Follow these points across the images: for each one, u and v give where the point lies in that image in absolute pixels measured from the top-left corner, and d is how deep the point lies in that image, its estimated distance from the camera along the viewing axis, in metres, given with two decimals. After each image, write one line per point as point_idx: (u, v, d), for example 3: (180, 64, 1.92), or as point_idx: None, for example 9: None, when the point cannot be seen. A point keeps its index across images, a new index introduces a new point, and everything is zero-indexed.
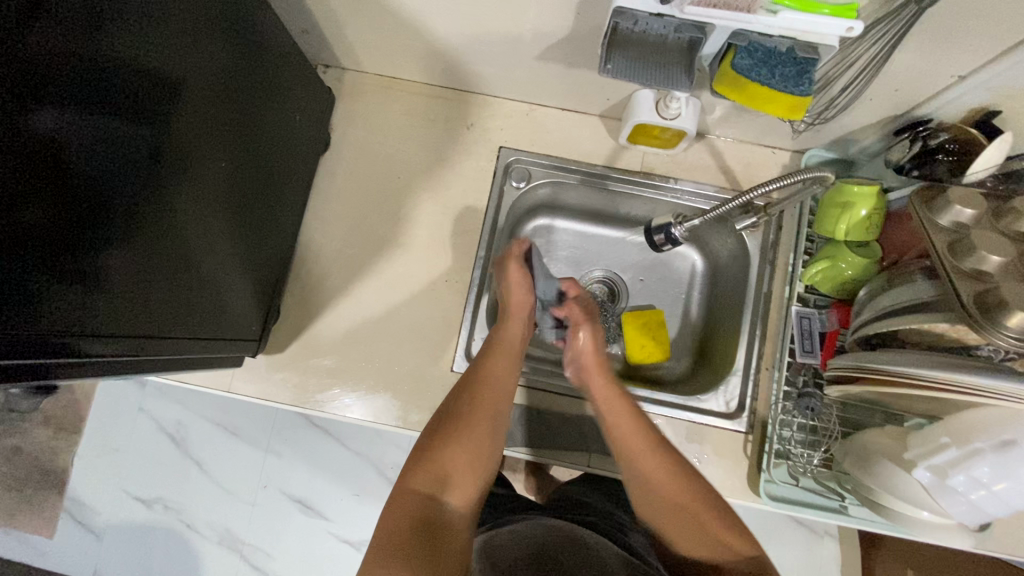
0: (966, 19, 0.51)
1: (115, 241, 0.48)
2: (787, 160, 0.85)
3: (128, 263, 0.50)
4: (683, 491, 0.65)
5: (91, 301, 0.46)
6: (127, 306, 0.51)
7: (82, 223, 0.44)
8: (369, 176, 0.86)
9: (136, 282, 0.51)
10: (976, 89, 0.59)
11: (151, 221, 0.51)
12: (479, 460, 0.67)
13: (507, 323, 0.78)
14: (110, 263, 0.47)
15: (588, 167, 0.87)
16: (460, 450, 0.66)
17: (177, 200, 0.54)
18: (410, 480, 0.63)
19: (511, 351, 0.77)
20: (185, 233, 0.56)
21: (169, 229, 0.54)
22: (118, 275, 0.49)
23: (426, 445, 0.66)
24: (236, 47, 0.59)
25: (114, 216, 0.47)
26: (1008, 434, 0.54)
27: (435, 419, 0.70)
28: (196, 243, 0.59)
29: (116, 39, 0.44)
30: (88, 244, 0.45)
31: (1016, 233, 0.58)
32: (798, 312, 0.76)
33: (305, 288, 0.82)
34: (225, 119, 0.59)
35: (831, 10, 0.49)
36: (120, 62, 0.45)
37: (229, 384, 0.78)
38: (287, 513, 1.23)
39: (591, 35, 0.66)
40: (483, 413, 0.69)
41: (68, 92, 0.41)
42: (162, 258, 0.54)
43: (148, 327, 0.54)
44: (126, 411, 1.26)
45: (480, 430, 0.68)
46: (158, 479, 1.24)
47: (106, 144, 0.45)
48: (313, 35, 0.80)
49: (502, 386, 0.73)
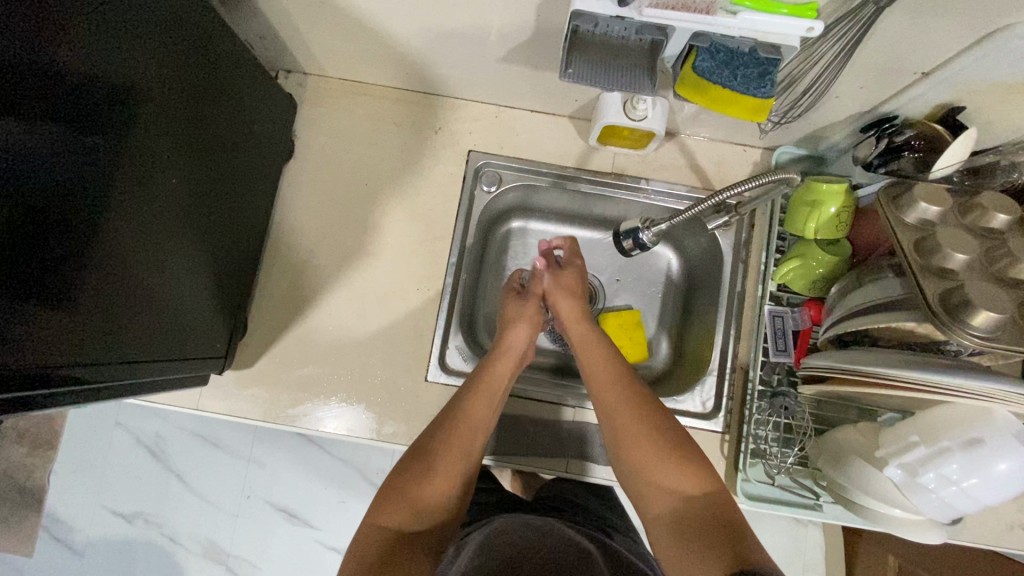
0: (925, 17, 0.51)
1: (79, 258, 0.46)
2: (757, 158, 0.85)
3: (96, 284, 0.49)
4: (670, 471, 0.64)
5: (50, 324, 0.45)
6: (88, 327, 0.49)
7: (42, 238, 0.42)
8: (336, 184, 0.84)
9: (105, 303, 0.50)
10: (939, 86, 0.59)
11: (115, 238, 0.50)
12: (457, 474, 0.67)
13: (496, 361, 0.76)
14: (75, 285, 0.47)
15: (559, 169, 0.86)
16: (442, 473, 0.66)
17: (137, 212, 0.52)
18: (386, 505, 0.62)
19: (494, 394, 0.73)
20: (147, 246, 0.55)
21: (131, 244, 0.52)
22: (84, 298, 0.48)
23: (401, 469, 0.66)
24: (195, 52, 0.57)
25: (76, 228, 0.45)
26: (974, 433, 0.55)
27: (416, 443, 0.69)
28: (158, 255, 0.57)
29: (66, 49, 0.42)
30: (53, 265, 0.44)
31: (981, 230, 0.60)
32: (772, 310, 0.76)
33: (276, 300, 0.80)
34: (185, 127, 0.57)
35: (789, 10, 0.48)
36: (76, 72, 0.43)
37: (197, 402, 0.76)
38: (272, 523, 1.21)
39: (555, 35, 0.65)
40: (461, 437, 0.68)
41: (15, 102, 0.39)
42: (123, 274, 0.52)
43: (116, 347, 0.53)
44: (102, 426, 1.23)
45: (457, 451, 0.67)
46: (137, 493, 1.22)
47: (64, 155, 0.43)
48: (271, 41, 0.77)
49: (488, 406, 0.72)
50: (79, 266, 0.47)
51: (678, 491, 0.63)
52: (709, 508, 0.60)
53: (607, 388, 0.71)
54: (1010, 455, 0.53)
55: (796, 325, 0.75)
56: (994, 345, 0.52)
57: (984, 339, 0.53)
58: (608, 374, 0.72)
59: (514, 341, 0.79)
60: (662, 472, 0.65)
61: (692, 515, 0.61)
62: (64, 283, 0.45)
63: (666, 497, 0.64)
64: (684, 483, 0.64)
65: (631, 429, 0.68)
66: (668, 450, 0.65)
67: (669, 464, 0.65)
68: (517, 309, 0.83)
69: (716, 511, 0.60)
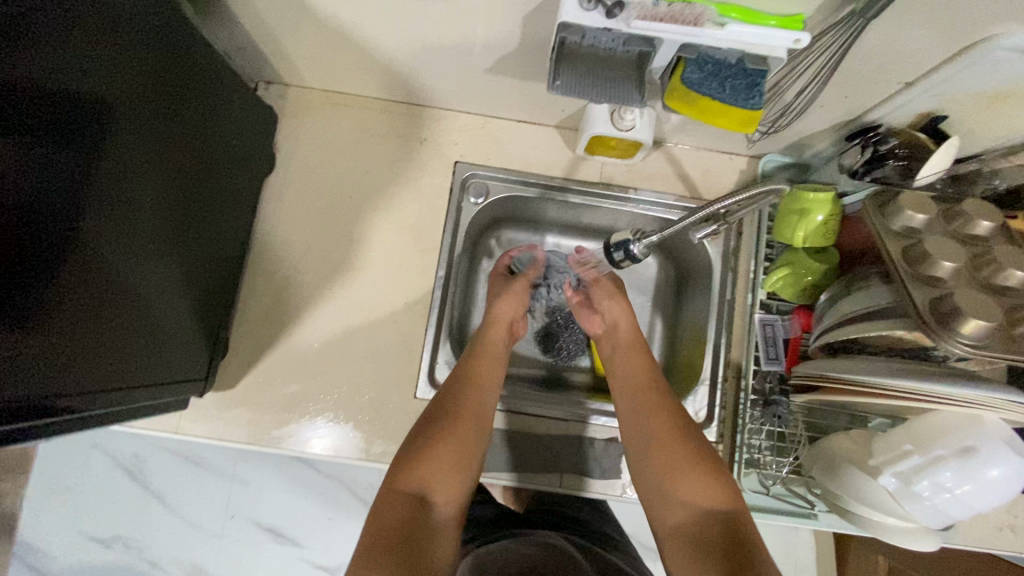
0: (909, 29, 0.51)
1: (53, 277, 0.44)
2: (744, 166, 0.85)
3: (66, 304, 0.46)
4: (691, 472, 0.62)
5: (29, 351, 0.43)
6: (64, 353, 0.47)
7: (21, 260, 0.41)
8: (320, 197, 0.82)
9: (75, 324, 0.48)
10: (923, 95, 0.59)
11: (90, 258, 0.48)
12: (464, 459, 0.63)
13: (490, 330, 0.78)
14: (44, 303, 0.44)
15: (547, 180, 0.86)
16: (447, 449, 0.63)
17: (113, 230, 0.50)
18: (399, 480, 0.59)
19: (496, 360, 0.75)
20: (124, 265, 0.52)
21: (107, 266, 0.50)
22: (58, 318, 0.45)
23: (410, 449, 0.62)
24: (171, 64, 0.55)
25: (47, 245, 0.43)
26: (967, 441, 0.55)
27: (421, 419, 0.67)
28: (137, 273, 0.55)
29: (39, 59, 0.41)
30: (25, 287, 0.41)
31: (965, 237, 0.60)
32: (762, 319, 0.76)
33: (258, 318, 0.78)
34: (161, 140, 0.55)
35: (778, 21, 0.50)
36: (47, 86, 0.41)
37: (176, 426, 0.73)
38: (257, 543, 1.18)
39: (542, 46, 0.64)
40: (468, 419, 0.67)
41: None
42: (100, 297, 0.50)
43: (91, 370, 0.51)
44: (78, 448, 1.18)
45: (466, 433, 0.65)
46: (115, 517, 1.17)
47: (36, 169, 0.41)
48: (249, 51, 0.75)
49: (489, 396, 0.71)
50: (50, 285, 0.44)
51: (698, 501, 0.60)
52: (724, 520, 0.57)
53: (627, 373, 0.73)
54: (1001, 461, 0.54)
55: (786, 333, 0.75)
56: (984, 353, 0.53)
57: (974, 347, 0.53)
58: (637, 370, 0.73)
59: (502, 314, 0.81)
60: (687, 481, 0.61)
61: (705, 525, 0.58)
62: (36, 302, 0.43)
63: (683, 506, 0.61)
64: (704, 494, 0.60)
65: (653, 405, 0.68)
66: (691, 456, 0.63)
67: (693, 474, 0.62)
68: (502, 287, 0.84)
69: (731, 520, 0.57)
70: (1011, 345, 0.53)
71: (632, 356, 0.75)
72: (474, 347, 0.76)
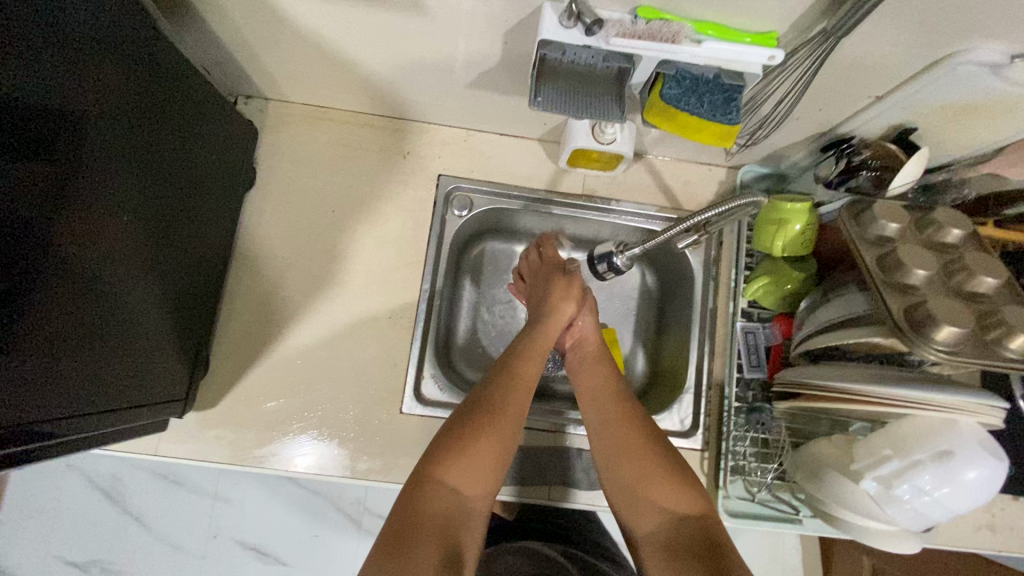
0: (877, 48, 0.53)
1: (51, 301, 0.45)
2: (722, 176, 0.87)
3: (58, 334, 0.47)
4: (653, 478, 0.62)
5: (31, 375, 0.45)
6: (67, 376, 0.49)
7: (18, 286, 0.42)
8: (302, 212, 0.82)
9: (67, 349, 0.48)
10: (892, 108, 0.61)
11: (84, 280, 0.49)
12: (506, 448, 0.62)
13: (548, 324, 0.76)
14: (33, 334, 0.44)
15: (530, 193, 0.87)
16: (490, 438, 0.61)
17: (103, 252, 0.51)
18: (442, 469, 0.58)
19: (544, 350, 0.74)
20: (117, 286, 0.54)
21: (100, 286, 0.51)
22: (59, 341, 0.47)
23: (454, 433, 0.61)
24: (149, 79, 0.55)
25: (41, 268, 0.44)
26: (945, 445, 0.56)
27: (464, 404, 0.65)
28: (127, 290, 0.55)
29: (25, 80, 0.41)
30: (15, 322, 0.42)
31: (938, 245, 0.62)
32: (744, 326, 0.78)
33: (239, 336, 0.77)
34: (143, 157, 0.55)
35: (752, 38, 0.52)
36: (23, 106, 0.40)
37: (156, 448, 0.72)
38: (241, 563, 1.15)
39: (522, 62, 0.65)
40: (511, 409, 0.64)
41: None
42: (94, 317, 0.51)
43: (82, 389, 0.51)
44: (52, 469, 1.14)
45: (509, 422, 0.63)
46: (91, 541, 1.14)
47: (14, 189, 0.40)
48: (227, 67, 0.74)
49: (530, 388, 0.68)
50: (36, 315, 0.44)
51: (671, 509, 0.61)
52: (698, 529, 0.58)
53: (587, 372, 0.74)
54: (976, 462, 0.55)
55: (768, 340, 0.77)
56: (958, 359, 0.54)
57: (948, 352, 0.54)
58: (596, 368, 0.74)
59: (563, 314, 0.78)
60: (658, 489, 0.62)
61: (679, 535, 0.59)
62: (11, 327, 0.42)
63: (658, 515, 0.61)
64: (669, 500, 0.61)
65: (608, 413, 0.68)
66: (668, 470, 0.63)
67: (665, 482, 0.62)
68: (560, 290, 0.80)
69: (703, 529, 0.58)
70: (982, 350, 0.55)
71: (598, 371, 0.73)
72: (529, 339, 0.75)
